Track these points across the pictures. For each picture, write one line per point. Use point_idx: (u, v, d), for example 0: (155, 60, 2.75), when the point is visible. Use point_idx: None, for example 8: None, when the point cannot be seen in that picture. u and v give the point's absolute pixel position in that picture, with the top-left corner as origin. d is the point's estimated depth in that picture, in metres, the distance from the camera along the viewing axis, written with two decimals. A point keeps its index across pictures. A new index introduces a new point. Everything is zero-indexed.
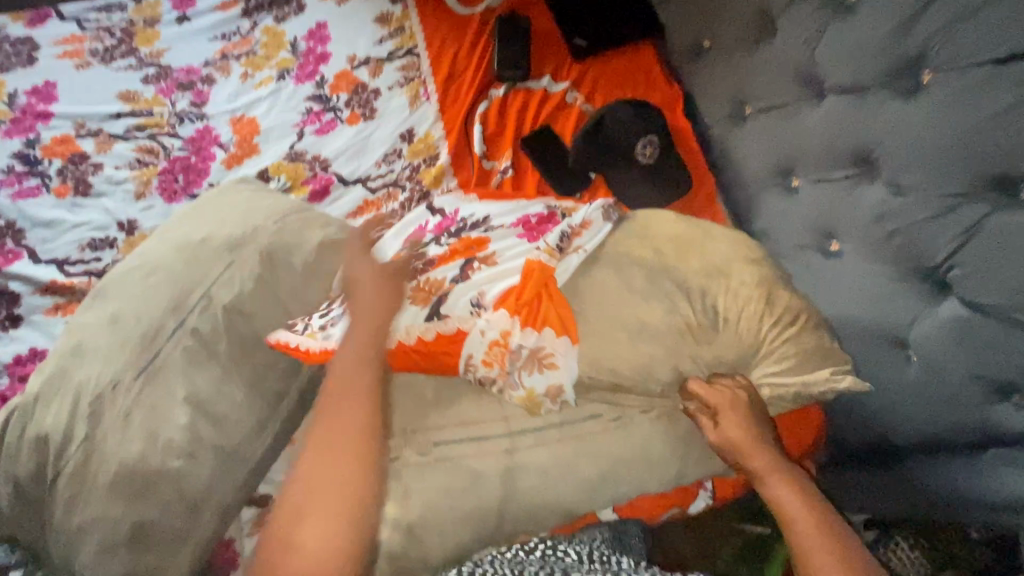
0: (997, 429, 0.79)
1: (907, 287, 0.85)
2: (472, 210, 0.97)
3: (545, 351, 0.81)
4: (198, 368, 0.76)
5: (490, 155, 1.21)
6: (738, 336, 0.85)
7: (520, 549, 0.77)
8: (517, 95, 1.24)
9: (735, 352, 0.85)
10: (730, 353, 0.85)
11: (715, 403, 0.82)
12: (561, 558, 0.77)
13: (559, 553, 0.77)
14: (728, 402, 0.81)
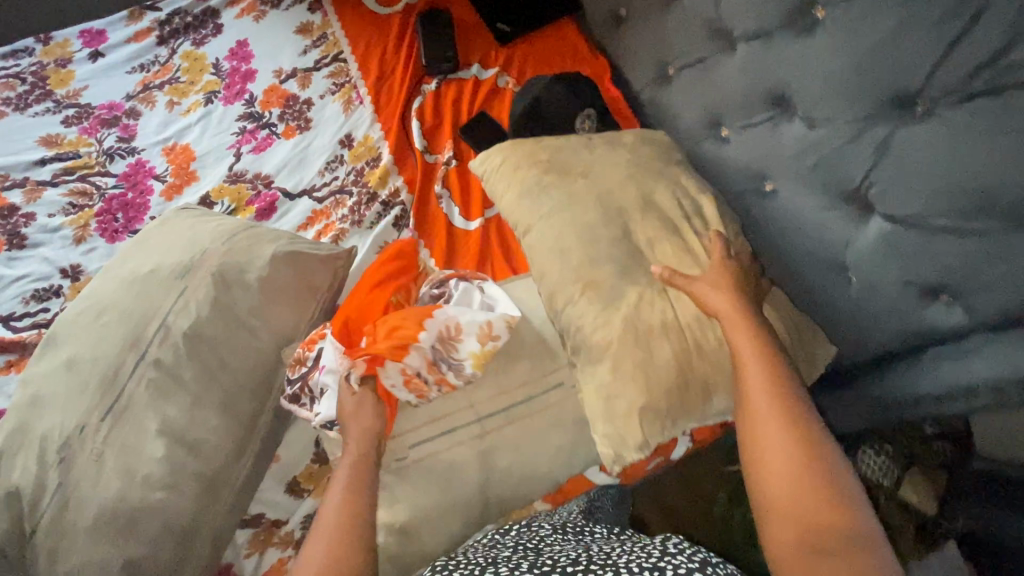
0: (936, 331, 0.80)
1: (837, 214, 0.85)
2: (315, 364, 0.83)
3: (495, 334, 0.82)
4: (165, 400, 0.80)
5: (431, 149, 1.21)
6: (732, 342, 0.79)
7: (496, 533, 0.76)
8: (449, 86, 1.26)
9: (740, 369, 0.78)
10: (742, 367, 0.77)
11: (724, 317, 0.75)
12: (535, 531, 0.76)
13: (534, 527, 0.77)
14: (734, 316, 0.75)
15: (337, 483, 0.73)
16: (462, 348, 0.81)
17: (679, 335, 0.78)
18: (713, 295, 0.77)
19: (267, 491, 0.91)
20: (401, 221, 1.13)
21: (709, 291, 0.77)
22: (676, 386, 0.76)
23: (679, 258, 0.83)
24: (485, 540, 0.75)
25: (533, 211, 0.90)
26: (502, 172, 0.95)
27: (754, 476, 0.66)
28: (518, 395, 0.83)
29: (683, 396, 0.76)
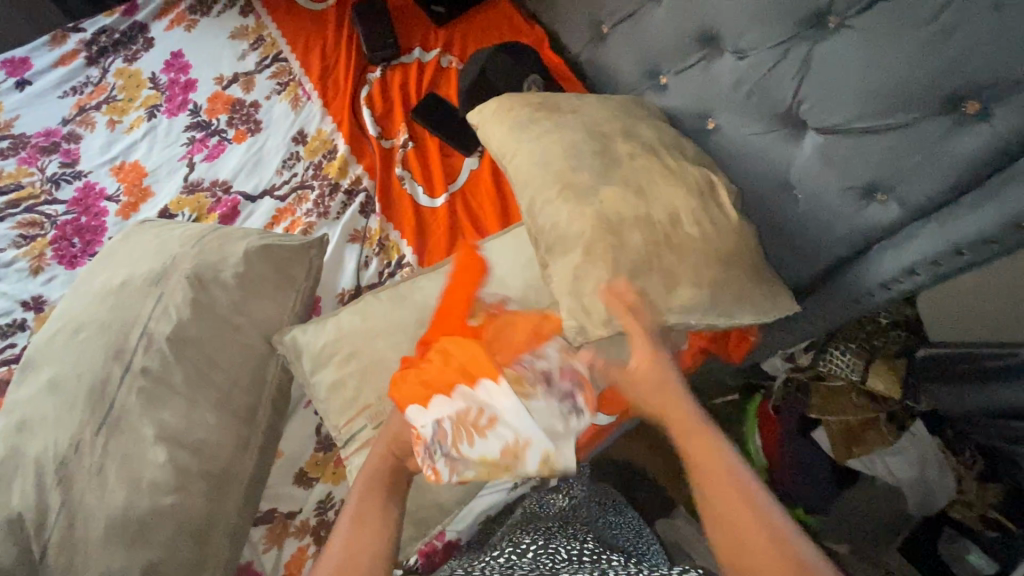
0: (875, 230, 0.85)
1: (775, 135, 0.92)
2: (319, 334, 0.88)
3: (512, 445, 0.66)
4: (159, 405, 0.78)
5: (386, 135, 1.23)
6: (733, 257, 0.75)
7: (512, 553, 0.75)
8: (394, 72, 1.29)
9: (736, 283, 0.75)
10: (735, 278, 0.75)
11: (656, 407, 0.69)
12: (552, 555, 0.73)
13: (550, 551, 0.74)
14: (667, 401, 0.68)
15: (342, 526, 0.67)
16: (478, 446, 0.67)
17: (649, 226, 0.75)
18: (682, 204, 0.77)
19: (276, 486, 0.91)
20: (367, 208, 1.15)
21: (680, 199, 0.77)
22: (636, 269, 0.73)
23: (667, 168, 0.81)
24: (500, 560, 0.74)
25: (523, 140, 0.91)
26: (496, 117, 0.97)
27: None
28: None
29: (646, 282, 0.72)
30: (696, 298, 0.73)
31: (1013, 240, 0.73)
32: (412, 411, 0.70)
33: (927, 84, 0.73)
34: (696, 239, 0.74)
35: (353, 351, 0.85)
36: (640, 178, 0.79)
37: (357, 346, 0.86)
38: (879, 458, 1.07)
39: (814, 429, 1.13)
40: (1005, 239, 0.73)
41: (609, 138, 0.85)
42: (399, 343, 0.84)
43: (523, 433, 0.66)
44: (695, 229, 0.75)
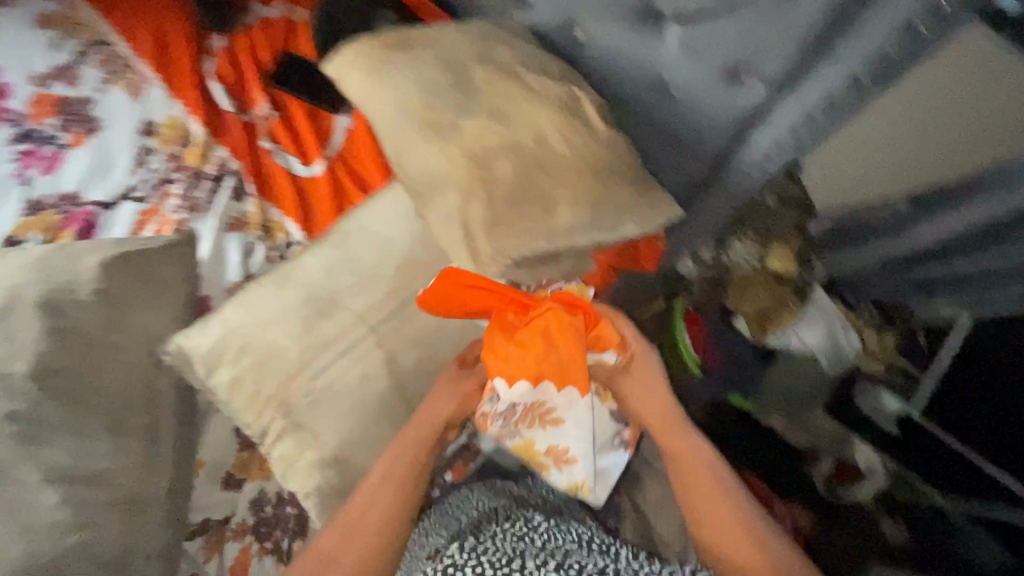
0: (747, 112, 0.85)
1: (637, 34, 0.89)
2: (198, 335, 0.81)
3: (559, 449, 0.76)
4: (35, 446, 0.71)
5: (245, 109, 1.13)
6: (611, 170, 0.72)
7: (521, 524, 0.73)
8: (241, 40, 1.18)
9: (616, 192, 0.72)
10: (617, 188, 0.72)
11: (648, 420, 0.82)
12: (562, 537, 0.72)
13: (562, 531, 0.73)
14: (656, 418, 0.82)
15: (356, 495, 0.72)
16: (534, 434, 0.76)
17: (517, 151, 0.69)
18: (549, 122, 0.72)
19: (204, 495, 0.88)
20: (241, 191, 1.07)
21: (546, 117, 0.72)
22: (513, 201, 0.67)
23: (527, 84, 0.75)
24: (506, 530, 0.73)
25: (374, 86, 0.82)
26: (352, 67, 0.85)
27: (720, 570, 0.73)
28: (404, 295, 0.79)
29: (523, 209, 0.67)
30: (576, 217, 0.69)
31: (854, 94, 0.76)
32: (497, 381, 0.72)
33: None
34: (566, 156, 0.70)
35: (244, 344, 0.79)
36: (501, 104, 0.73)
37: (247, 338, 0.79)
38: (793, 331, 1.12)
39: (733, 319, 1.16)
40: (845, 94, 0.76)
41: (464, 66, 0.78)
42: (289, 326, 0.78)
43: (577, 452, 0.76)
44: (564, 146, 0.71)
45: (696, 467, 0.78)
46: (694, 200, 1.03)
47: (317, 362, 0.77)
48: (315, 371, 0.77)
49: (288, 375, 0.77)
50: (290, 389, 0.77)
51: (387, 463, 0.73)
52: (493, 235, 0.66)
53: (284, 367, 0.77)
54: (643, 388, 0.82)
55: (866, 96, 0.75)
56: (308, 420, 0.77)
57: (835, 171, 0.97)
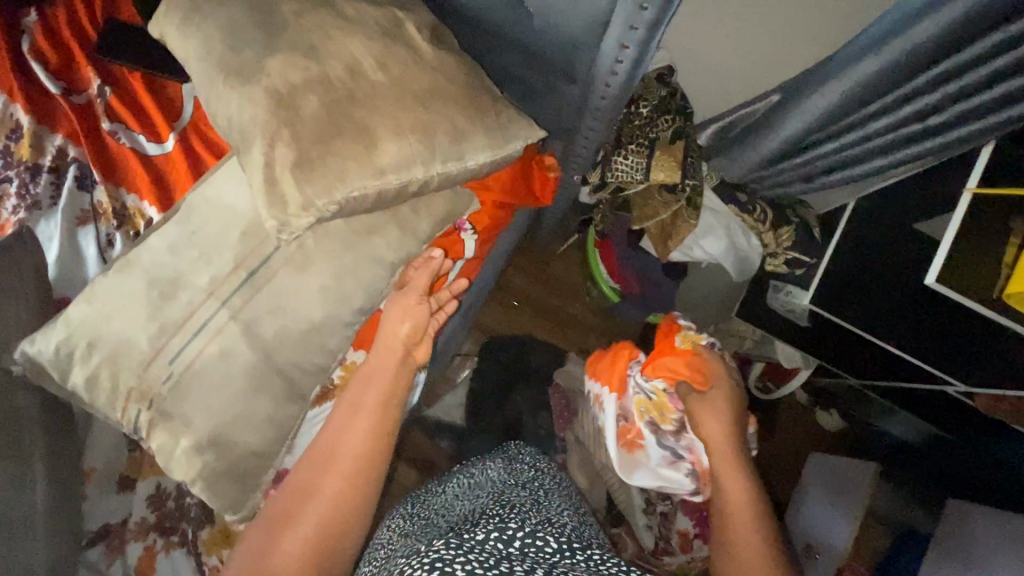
0: (591, 18, 0.79)
1: None
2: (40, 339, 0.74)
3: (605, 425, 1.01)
4: None
5: (76, 88, 1.02)
6: (440, 94, 0.68)
7: (499, 540, 0.64)
8: (57, 11, 1.05)
9: (448, 117, 0.67)
10: (446, 112, 0.67)
11: (707, 438, 0.87)
12: (541, 549, 0.66)
13: (539, 544, 0.66)
14: (715, 440, 0.87)
15: (312, 450, 0.74)
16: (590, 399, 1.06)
17: (328, 85, 0.64)
18: (362, 50, 0.66)
19: (97, 502, 0.84)
20: (86, 179, 0.97)
21: (359, 45, 0.66)
22: (323, 137, 0.62)
23: (337, 12, 0.69)
24: (483, 539, 0.64)
25: (179, 36, 0.73)
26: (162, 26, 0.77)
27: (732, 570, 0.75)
28: (254, 261, 0.74)
29: (338, 146, 0.62)
30: (403, 149, 0.64)
31: None
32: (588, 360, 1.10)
33: None
34: (386, 86, 0.65)
35: (92, 340, 0.73)
36: (309, 35, 0.66)
37: (94, 333, 0.74)
38: (693, 243, 1.13)
39: (640, 239, 1.20)
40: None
41: None
42: (135, 313, 0.73)
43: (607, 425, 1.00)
44: (381, 74, 0.66)
45: (741, 490, 0.82)
46: (571, 121, 1.00)
47: (171, 346, 0.72)
48: (172, 355, 0.72)
49: (143, 365, 0.72)
50: (147, 378, 0.72)
51: (361, 398, 0.76)
52: (308, 178, 0.60)
53: (136, 356, 0.72)
54: (709, 412, 0.88)
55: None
56: (174, 406, 0.73)
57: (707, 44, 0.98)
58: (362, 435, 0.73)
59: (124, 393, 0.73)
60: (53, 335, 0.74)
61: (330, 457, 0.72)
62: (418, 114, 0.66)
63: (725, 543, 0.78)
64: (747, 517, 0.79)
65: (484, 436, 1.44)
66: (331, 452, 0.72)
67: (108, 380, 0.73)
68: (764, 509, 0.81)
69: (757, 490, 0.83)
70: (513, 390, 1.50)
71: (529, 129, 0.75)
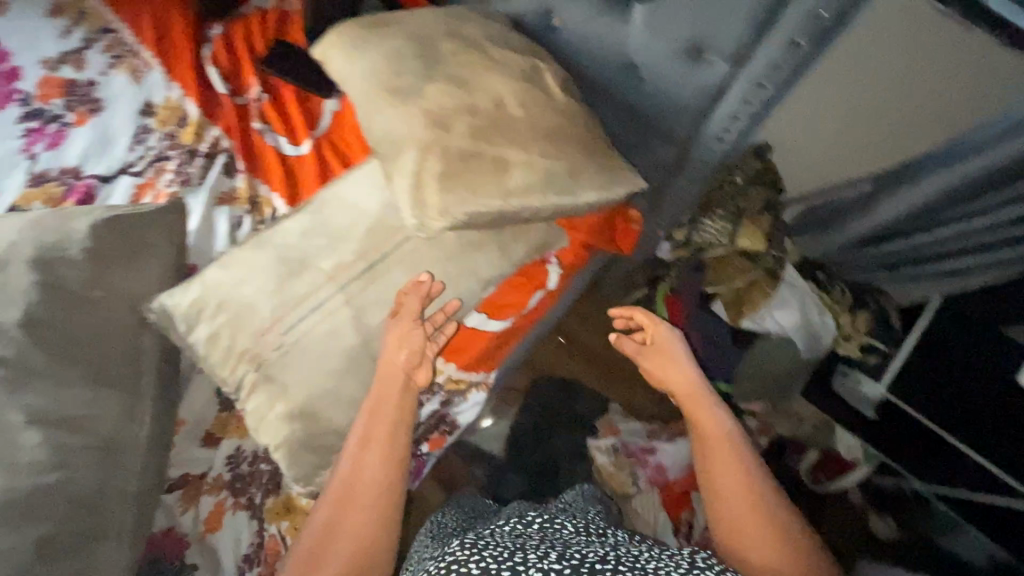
0: (707, 87, 0.88)
1: (607, 15, 0.93)
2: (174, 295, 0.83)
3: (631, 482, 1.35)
4: (23, 388, 0.76)
5: (239, 91, 1.18)
6: (568, 136, 0.77)
7: (518, 522, 0.72)
8: (236, 26, 1.23)
9: (570, 155, 0.76)
10: (569, 151, 0.76)
11: (682, 394, 0.92)
12: (558, 530, 0.71)
13: (557, 525, 0.72)
14: (690, 398, 0.91)
15: (334, 486, 0.76)
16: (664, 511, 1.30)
17: (475, 113, 0.74)
18: (506, 91, 0.77)
19: (182, 451, 0.91)
20: (232, 167, 1.11)
21: (504, 85, 0.77)
22: (467, 155, 0.72)
23: (489, 57, 0.80)
24: (508, 529, 0.71)
25: (350, 58, 0.86)
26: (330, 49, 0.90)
27: (720, 507, 0.80)
28: (373, 256, 0.84)
29: (476, 166, 0.71)
30: (529, 176, 0.73)
31: (795, 58, 0.80)
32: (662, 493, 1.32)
33: None
34: (523, 122, 0.75)
35: (221, 302, 0.83)
36: (462, 71, 0.77)
37: (224, 296, 0.83)
38: (766, 313, 1.13)
39: (711, 302, 1.18)
40: (791, 60, 0.81)
41: (431, 39, 0.82)
42: (263, 283, 0.82)
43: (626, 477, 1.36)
44: (520, 111, 0.76)
45: (717, 429, 0.86)
46: (664, 180, 1.07)
47: (288, 319, 0.81)
48: (289, 327, 0.81)
49: (260, 331, 0.81)
50: (262, 341, 0.81)
51: (371, 431, 0.78)
52: (448, 188, 0.70)
53: (256, 321, 0.81)
54: (672, 364, 0.95)
55: (803, 60, 0.81)
56: (279, 372, 0.81)
57: (796, 126, 0.97)
58: (380, 456, 0.77)
59: (238, 354, 0.81)
60: (182, 292, 0.82)
61: (353, 482, 0.75)
62: (547, 150, 0.75)
63: (712, 485, 0.82)
64: (727, 451, 0.83)
65: (521, 472, 1.45)
66: (351, 474, 0.75)
67: (226, 340, 0.82)
68: (745, 450, 0.84)
69: (736, 432, 0.86)
70: (555, 431, 1.51)
71: (635, 175, 0.83)
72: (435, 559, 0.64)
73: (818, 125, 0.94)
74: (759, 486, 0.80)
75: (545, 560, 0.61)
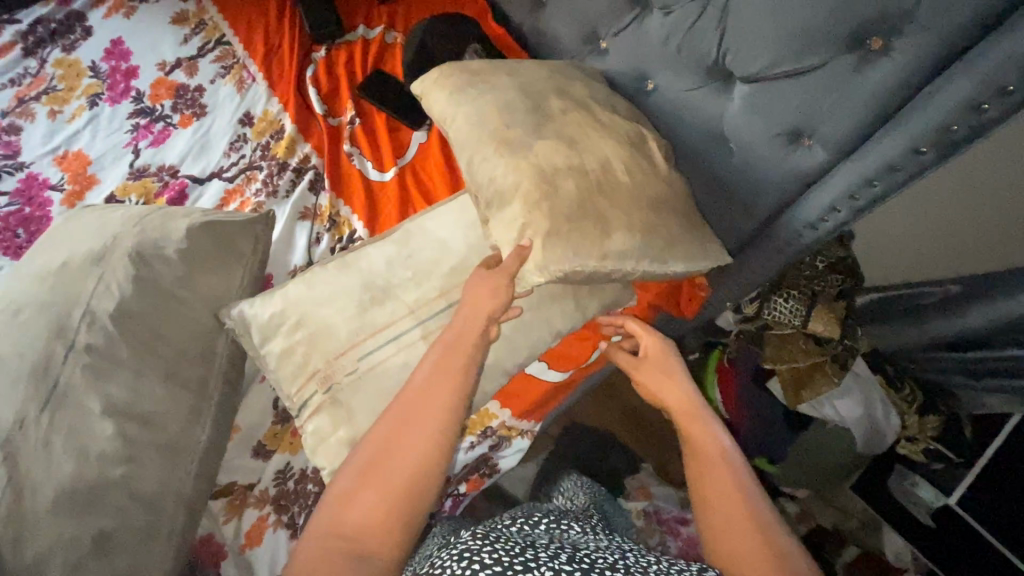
0: (803, 173, 0.87)
1: (708, 89, 0.94)
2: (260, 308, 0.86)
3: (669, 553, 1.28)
4: (105, 378, 0.78)
5: (333, 113, 1.23)
6: (671, 209, 0.78)
7: (525, 524, 0.76)
8: (339, 51, 1.29)
9: (670, 228, 0.77)
10: (670, 224, 0.77)
11: (677, 410, 0.81)
12: (565, 531, 0.76)
13: (562, 526, 0.77)
14: (686, 413, 0.80)
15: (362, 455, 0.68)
16: None
17: (583, 175, 0.76)
18: (614, 155, 0.78)
19: (235, 458, 0.92)
20: (317, 185, 1.15)
21: (612, 149, 0.79)
22: (573, 216, 0.73)
23: (597, 121, 0.82)
24: (516, 530, 0.75)
25: (458, 101, 0.88)
26: (438, 88, 0.93)
27: (713, 529, 0.67)
28: (454, 295, 0.84)
29: (581, 227, 0.73)
30: (630, 244, 0.74)
31: (914, 166, 0.77)
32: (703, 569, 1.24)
33: (831, 24, 0.74)
34: (628, 188, 0.76)
35: (300, 319, 0.84)
36: (572, 131, 0.80)
37: (304, 314, 0.85)
38: (826, 400, 1.11)
39: (767, 379, 1.16)
40: (908, 166, 0.77)
41: (542, 95, 0.85)
42: (343, 307, 0.83)
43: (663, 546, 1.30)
44: (626, 177, 0.77)
45: (709, 443, 0.74)
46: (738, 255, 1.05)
47: (363, 347, 0.82)
48: (363, 355, 0.82)
49: (334, 356, 0.82)
50: (335, 365, 0.82)
51: (414, 397, 0.70)
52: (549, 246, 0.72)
53: (332, 344, 0.82)
54: (666, 381, 0.85)
55: (921, 169, 0.76)
56: (346, 399, 0.81)
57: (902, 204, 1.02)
58: (437, 421, 0.68)
59: (308, 374, 0.82)
60: (267, 303, 0.86)
61: (381, 445, 0.67)
62: (653, 218, 0.76)
63: (704, 508, 0.69)
64: (718, 466, 0.71)
65: None
66: (391, 428, 0.68)
67: (298, 359, 0.83)
68: (741, 466, 0.72)
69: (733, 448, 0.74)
70: None
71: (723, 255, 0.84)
72: (447, 549, 0.65)
73: (931, 209, 0.99)
74: (755, 505, 0.67)
75: (555, 560, 0.61)
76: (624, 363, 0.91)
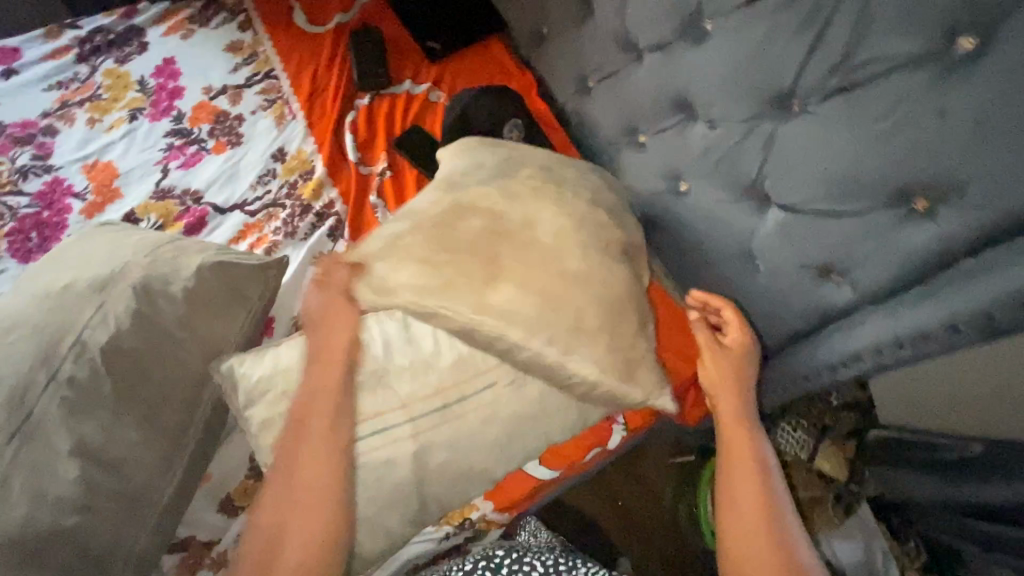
0: (829, 308, 0.85)
1: (740, 207, 0.92)
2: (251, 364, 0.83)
3: None
4: (81, 417, 0.76)
5: (366, 161, 1.23)
6: (576, 274, 0.80)
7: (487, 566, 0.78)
8: (382, 101, 1.30)
9: (575, 293, 0.79)
10: (575, 292, 0.79)
11: (722, 409, 0.92)
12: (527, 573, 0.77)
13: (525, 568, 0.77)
14: (732, 414, 0.91)
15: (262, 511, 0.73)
16: None
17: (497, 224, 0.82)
18: (544, 215, 0.84)
19: (199, 511, 0.89)
20: (336, 232, 1.13)
21: (550, 213, 0.84)
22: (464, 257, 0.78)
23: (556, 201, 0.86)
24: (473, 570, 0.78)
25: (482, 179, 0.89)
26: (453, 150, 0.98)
27: (729, 518, 0.81)
28: (451, 395, 0.81)
29: (465, 269, 0.78)
30: (509, 299, 0.77)
31: (943, 342, 0.72)
32: None
33: (879, 177, 0.72)
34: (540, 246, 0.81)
35: (286, 390, 0.81)
36: (520, 188, 0.87)
37: (292, 382, 0.81)
38: (826, 538, 1.07)
39: None
40: (940, 340, 0.72)
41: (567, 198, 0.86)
42: (333, 385, 0.80)
43: None
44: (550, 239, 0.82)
45: (751, 449, 0.86)
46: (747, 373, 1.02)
47: (349, 429, 0.79)
48: (347, 439, 0.78)
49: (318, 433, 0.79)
50: None
51: (295, 451, 0.75)
52: None
53: (318, 418, 0.79)
54: (724, 377, 0.93)
55: (954, 345, 0.71)
56: None
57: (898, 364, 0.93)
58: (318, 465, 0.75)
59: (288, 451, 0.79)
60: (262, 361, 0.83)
61: (281, 499, 0.73)
62: (555, 277, 0.79)
63: (730, 504, 0.82)
64: (752, 472, 0.83)
65: None
66: (285, 489, 0.74)
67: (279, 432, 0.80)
68: (772, 474, 0.84)
69: (769, 457, 0.86)
70: None
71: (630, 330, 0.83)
72: None
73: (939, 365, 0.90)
74: (781, 510, 0.80)
75: None
76: (704, 340, 0.96)
